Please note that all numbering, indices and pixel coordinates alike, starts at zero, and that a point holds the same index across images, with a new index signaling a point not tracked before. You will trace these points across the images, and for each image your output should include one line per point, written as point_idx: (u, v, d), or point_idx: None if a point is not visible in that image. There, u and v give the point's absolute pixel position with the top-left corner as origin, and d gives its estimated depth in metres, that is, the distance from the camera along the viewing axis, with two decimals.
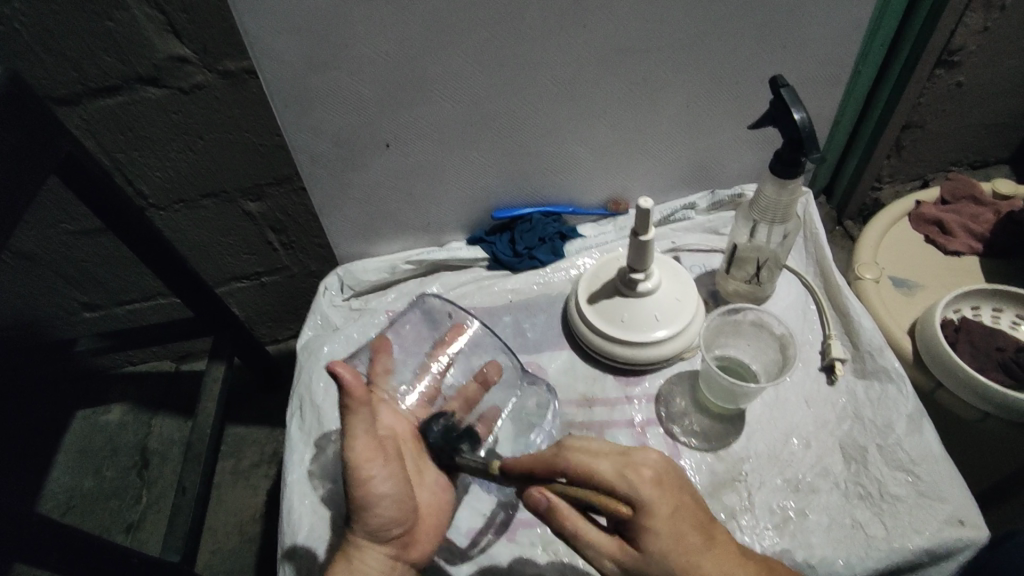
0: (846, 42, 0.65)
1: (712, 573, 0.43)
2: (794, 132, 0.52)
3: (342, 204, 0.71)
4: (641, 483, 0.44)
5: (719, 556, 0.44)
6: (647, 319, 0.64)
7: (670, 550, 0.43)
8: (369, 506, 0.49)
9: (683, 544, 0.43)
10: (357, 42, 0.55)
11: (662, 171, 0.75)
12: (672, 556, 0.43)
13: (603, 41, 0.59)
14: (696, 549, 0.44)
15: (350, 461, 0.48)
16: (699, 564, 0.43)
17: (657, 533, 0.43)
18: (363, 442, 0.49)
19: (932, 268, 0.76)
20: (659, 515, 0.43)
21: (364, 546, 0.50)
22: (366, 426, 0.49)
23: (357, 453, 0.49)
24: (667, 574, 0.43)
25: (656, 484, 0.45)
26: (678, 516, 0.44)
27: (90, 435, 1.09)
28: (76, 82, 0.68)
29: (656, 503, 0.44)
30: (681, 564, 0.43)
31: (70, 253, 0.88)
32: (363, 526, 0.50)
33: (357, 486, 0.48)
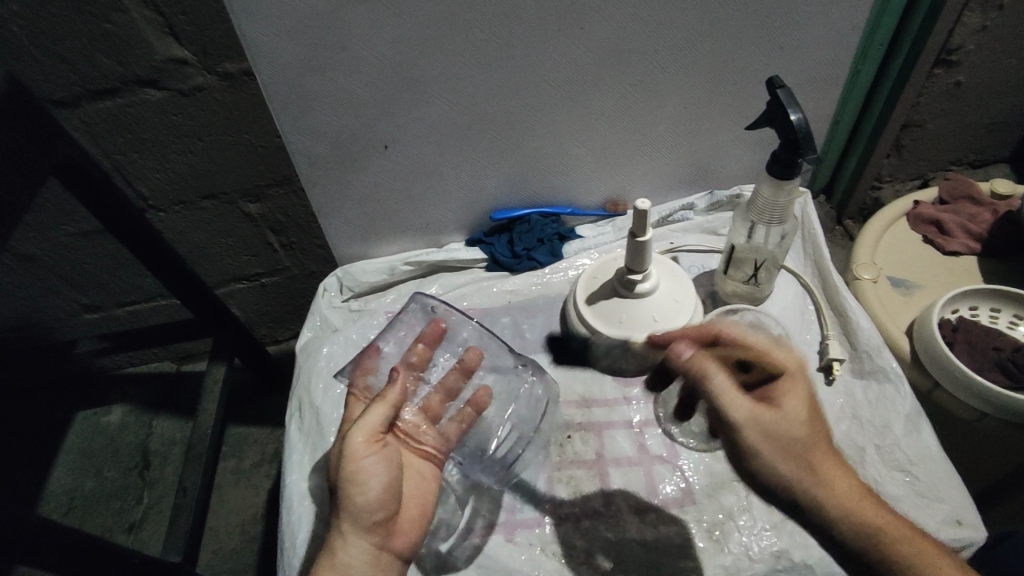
0: (844, 42, 0.65)
1: (833, 467, 0.45)
2: (790, 134, 0.52)
3: (342, 206, 0.72)
4: (793, 355, 0.49)
5: (838, 457, 0.46)
6: (645, 320, 0.64)
7: (806, 416, 0.46)
8: (359, 492, 0.48)
9: (820, 418, 0.47)
10: (354, 45, 0.55)
11: (660, 171, 0.75)
12: (804, 424, 0.46)
13: (601, 42, 0.59)
14: (822, 435, 0.46)
15: (354, 445, 0.49)
16: (825, 452, 0.46)
17: (797, 400, 0.47)
18: (372, 431, 0.50)
19: (929, 267, 0.76)
20: (803, 385, 0.47)
21: (346, 534, 0.49)
22: (381, 416, 0.51)
23: (361, 438, 0.49)
24: (797, 440, 0.46)
25: (802, 369, 0.49)
26: (815, 398, 0.47)
27: (92, 436, 1.09)
28: (76, 85, 0.68)
29: (802, 378, 0.48)
30: (807, 438, 0.46)
31: (72, 254, 0.89)
32: (348, 507, 0.49)
33: (355, 470, 0.48)
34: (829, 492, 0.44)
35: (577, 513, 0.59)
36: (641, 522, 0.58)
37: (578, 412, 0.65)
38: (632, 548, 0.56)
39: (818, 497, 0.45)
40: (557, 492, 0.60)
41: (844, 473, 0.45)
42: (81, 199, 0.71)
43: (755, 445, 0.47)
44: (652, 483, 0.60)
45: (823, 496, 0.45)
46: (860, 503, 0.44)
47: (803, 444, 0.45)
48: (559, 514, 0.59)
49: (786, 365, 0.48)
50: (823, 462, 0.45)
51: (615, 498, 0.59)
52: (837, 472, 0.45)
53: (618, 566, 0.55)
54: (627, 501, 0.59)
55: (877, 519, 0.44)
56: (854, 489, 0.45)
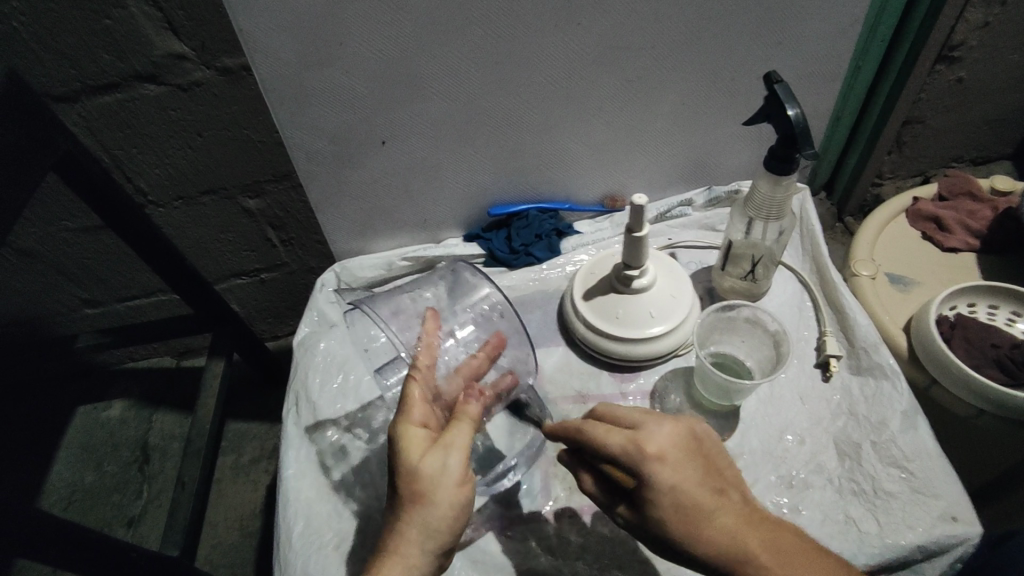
0: (844, 38, 0.65)
1: (708, 543, 0.42)
2: (787, 129, 0.52)
3: (340, 201, 0.72)
4: (642, 454, 0.43)
5: (724, 527, 0.42)
6: (642, 316, 0.64)
7: (669, 513, 0.42)
8: (453, 514, 0.46)
9: (685, 510, 0.42)
10: (350, 41, 0.55)
11: (659, 167, 0.75)
12: (672, 522, 0.42)
13: (599, 37, 0.59)
14: (697, 522, 0.42)
15: (457, 465, 0.47)
16: (694, 537, 0.42)
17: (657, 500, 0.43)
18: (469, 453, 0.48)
19: (928, 264, 0.76)
20: (658, 483, 0.42)
21: (421, 552, 0.45)
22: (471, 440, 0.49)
23: (461, 464, 0.47)
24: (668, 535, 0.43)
25: (655, 461, 0.43)
26: (680, 489, 0.42)
27: (92, 431, 1.10)
28: (74, 80, 0.68)
29: (655, 474, 0.43)
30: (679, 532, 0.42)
31: (71, 249, 0.89)
32: (435, 532, 0.46)
33: (456, 490, 0.46)
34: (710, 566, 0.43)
35: (573, 509, 0.59)
36: None
37: (575, 408, 0.65)
38: (628, 543, 0.56)
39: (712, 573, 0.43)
40: (553, 487, 0.60)
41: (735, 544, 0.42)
42: (75, 192, 0.70)
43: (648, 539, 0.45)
44: None
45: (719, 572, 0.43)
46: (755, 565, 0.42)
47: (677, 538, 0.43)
48: (555, 509, 0.59)
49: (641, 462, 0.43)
50: (703, 547, 0.42)
51: None
52: (723, 550, 0.42)
53: (613, 562, 0.55)
54: None
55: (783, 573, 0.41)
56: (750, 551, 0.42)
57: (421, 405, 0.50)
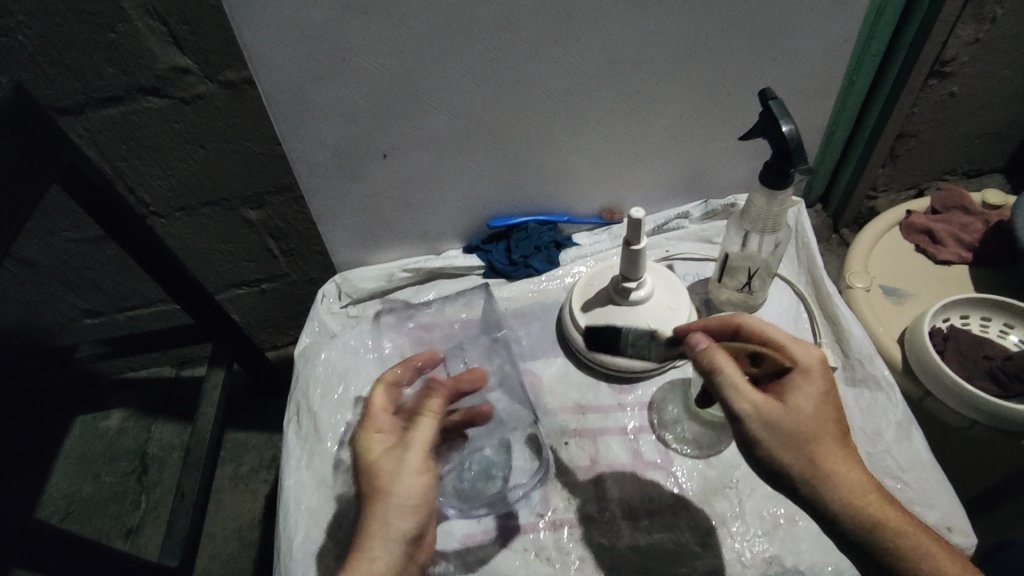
0: (836, 55, 0.66)
1: (836, 455, 0.43)
2: (782, 144, 0.53)
3: (341, 213, 0.72)
4: (811, 355, 0.47)
5: (847, 450, 0.43)
6: (640, 327, 0.64)
7: (812, 412, 0.43)
8: (411, 506, 0.46)
9: (836, 415, 0.44)
10: (352, 55, 0.56)
11: (656, 180, 0.76)
12: (815, 416, 0.43)
13: (596, 52, 0.60)
14: (831, 430, 0.43)
15: (414, 459, 0.47)
16: (829, 443, 0.43)
17: (805, 395, 0.44)
18: (428, 445, 0.49)
19: (922, 276, 0.77)
20: (814, 383, 0.45)
21: (388, 546, 0.45)
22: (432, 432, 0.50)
23: (417, 456, 0.48)
24: (798, 431, 0.43)
25: (821, 366, 0.46)
26: (829, 398, 0.45)
27: (90, 440, 1.10)
28: (79, 93, 0.69)
29: (813, 376, 0.45)
30: (813, 432, 0.43)
31: (73, 259, 0.89)
32: (401, 525, 0.46)
33: (412, 483, 0.47)
34: (829, 475, 0.42)
35: (571, 520, 0.59)
36: (635, 529, 0.58)
37: (573, 419, 0.66)
38: (626, 553, 0.57)
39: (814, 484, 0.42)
40: (551, 499, 0.60)
41: (849, 464, 0.43)
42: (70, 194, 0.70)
43: (762, 439, 0.43)
44: (647, 490, 0.60)
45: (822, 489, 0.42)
46: (865, 494, 0.42)
47: (807, 437, 0.43)
48: (554, 519, 0.59)
49: (801, 360, 0.46)
50: (827, 460, 0.42)
51: (609, 504, 0.60)
52: (840, 464, 0.42)
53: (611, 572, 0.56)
54: (620, 508, 0.60)
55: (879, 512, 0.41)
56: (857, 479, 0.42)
57: (383, 413, 0.52)
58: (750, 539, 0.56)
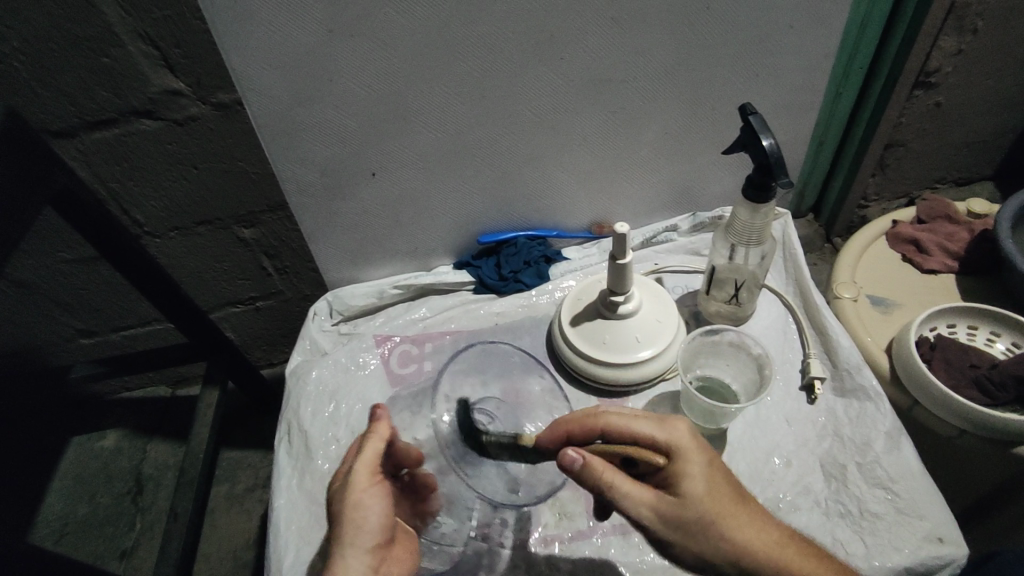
0: (818, 69, 0.67)
1: (740, 529, 0.44)
2: (763, 159, 0.53)
3: (332, 231, 0.73)
4: (679, 431, 0.47)
5: (746, 522, 0.45)
6: (629, 340, 0.65)
7: (706, 497, 0.44)
8: (362, 522, 0.49)
9: (721, 491, 0.45)
10: (340, 77, 0.57)
11: (644, 194, 0.77)
12: (709, 502, 0.44)
13: (581, 70, 0.61)
14: (727, 506, 0.45)
15: (357, 477, 0.50)
16: (730, 520, 0.44)
17: (695, 483, 0.44)
18: (375, 461, 0.51)
19: (909, 285, 0.77)
20: (697, 462, 0.45)
21: (350, 560, 0.48)
22: (378, 448, 0.51)
23: (361, 473, 0.50)
24: (701, 521, 0.44)
25: (692, 440, 0.46)
26: (711, 474, 0.45)
27: (85, 461, 1.10)
28: (73, 116, 0.70)
29: (694, 457, 0.45)
30: (712, 518, 0.44)
31: (67, 280, 0.90)
32: (353, 539, 0.48)
33: (359, 501, 0.49)
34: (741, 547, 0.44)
35: (562, 535, 0.59)
36: (626, 543, 0.58)
37: None
38: (617, 569, 0.57)
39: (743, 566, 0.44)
40: (542, 514, 0.60)
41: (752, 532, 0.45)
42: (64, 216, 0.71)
43: (672, 536, 0.44)
44: None
45: (744, 562, 0.44)
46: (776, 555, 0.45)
47: (710, 524, 0.44)
48: (545, 535, 0.59)
49: (675, 443, 0.46)
50: (732, 535, 0.44)
51: (600, 519, 0.60)
52: (747, 538, 0.44)
53: None
54: (611, 522, 0.59)
55: (793, 565, 0.44)
56: (766, 535, 0.45)
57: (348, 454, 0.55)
58: None
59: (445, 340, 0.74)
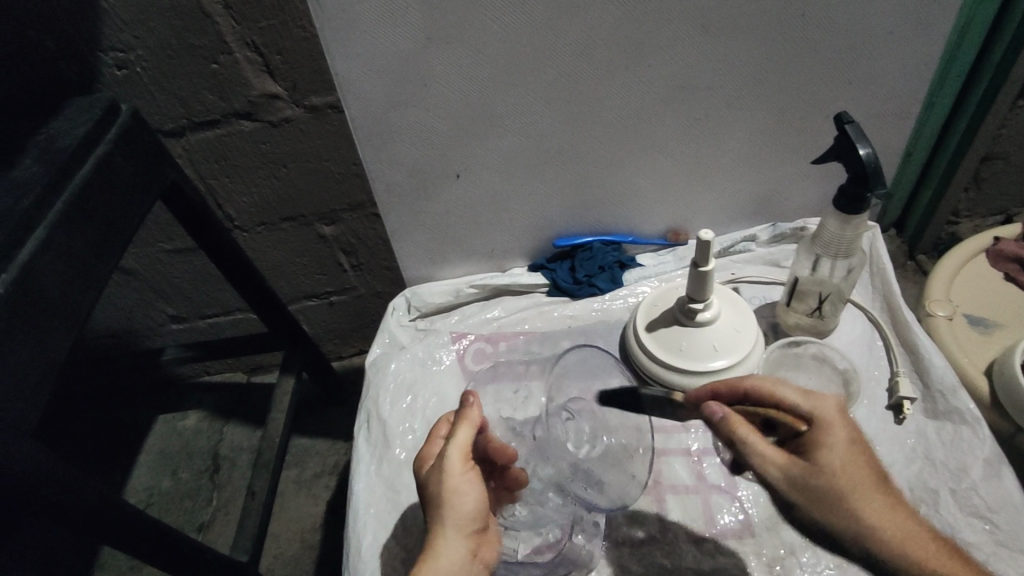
0: (918, 78, 0.65)
1: (873, 509, 0.43)
2: (859, 168, 0.52)
3: (414, 231, 0.76)
4: (825, 404, 0.46)
5: (881, 506, 0.44)
6: (706, 349, 0.64)
7: (849, 470, 0.44)
8: (460, 504, 0.50)
9: (859, 471, 0.44)
10: (433, 82, 0.60)
11: (722, 202, 0.76)
12: (848, 471, 0.44)
13: (666, 78, 0.61)
14: (864, 483, 0.44)
15: (452, 462, 0.51)
16: (864, 498, 0.43)
17: (835, 452, 0.44)
18: (466, 448, 0.52)
19: (1010, 307, 0.73)
20: (839, 436, 0.45)
21: (451, 541, 0.49)
22: (468, 435, 0.53)
23: (455, 458, 0.52)
24: (834, 495, 0.43)
25: (840, 414, 0.46)
26: (854, 445, 0.45)
27: (169, 439, 1.18)
28: (182, 117, 0.76)
29: (838, 426, 0.45)
30: (848, 492, 0.43)
31: (165, 269, 0.97)
32: (451, 520, 0.49)
33: (456, 485, 0.50)
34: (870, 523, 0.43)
35: (633, 537, 0.59)
36: (698, 552, 0.58)
37: None
38: None
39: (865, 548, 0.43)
40: (613, 515, 0.60)
41: (888, 515, 0.43)
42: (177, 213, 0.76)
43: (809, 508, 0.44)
44: (710, 513, 0.60)
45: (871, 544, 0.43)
46: (912, 547, 0.43)
47: (844, 497, 0.43)
48: (616, 537, 0.59)
49: (822, 414, 0.46)
50: (868, 510, 0.43)
51: (672, 526, 0.59)
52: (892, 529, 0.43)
53: None
54: (683, 531, 0.59)
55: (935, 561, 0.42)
56: (909, 530, 0.43)
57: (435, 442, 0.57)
58: (822, 571, 0.55)
59: (519, 341, 0.76)
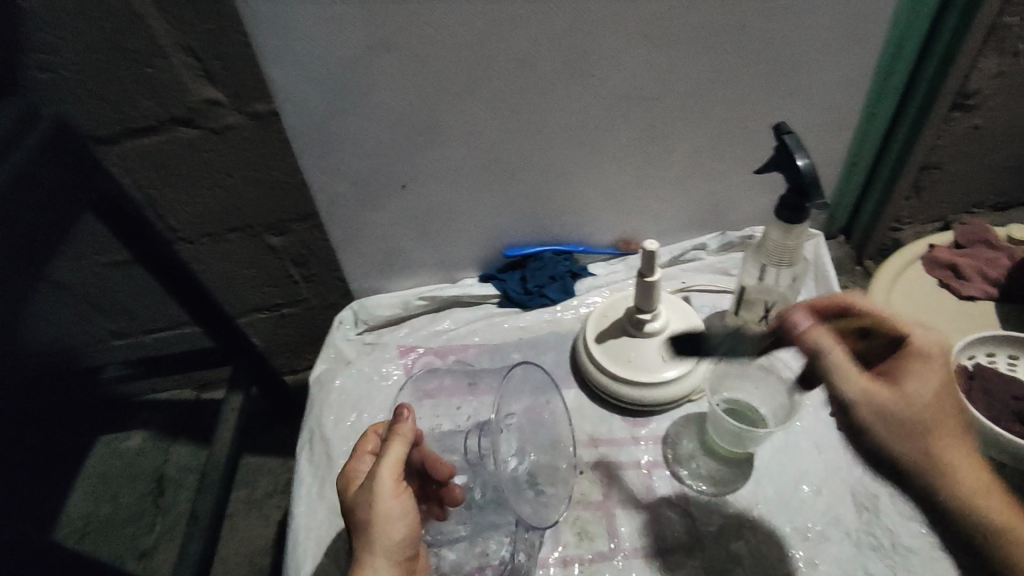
0: (855, 91, 0.67)
1: (954, 449, 0.42)
2: (797, 179, 0.52)
3: (361, 242, 0.74)
4: (931, 339, 0.45)
5: (964, 450, 0.42)
6: (654, 359, 0.64)
7: (931, 399, 0.43)
8: (390, 529, 0.49)
9: (948, 409, 0.43)
10: (375, 90, 0.58)
11: (671, 211, 0.76)
12: (940, 406, 0.42)
13: (611, 88, 0.61)
14: (951, 423, 0.42)
15: (384, 484, 0.50)
16: (949, 437, 0.42)
17: (926, 383, 0.43)
18: (398, 467, 0.51)
19: (944, 312, 0.76)
20: (935, 370, 0.44)
21: (379, 568, 0.48)
22: (401, 453, 0.51)
23: (387, 478, 0.50)
24: (920, 423, 0.42)
25: (940, 354, 0.45)
26: (950, 390, 0.43)
27: (109, 461, 1.12)
28: (115, 124, 0.72)
29: (936, 362, 0.44)
30: (931, 422, 0.42)
31: (101, 283, 0.92)
32: (379, 547, 0.49)
33: (385, 509, 0.49)
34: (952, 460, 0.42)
35: (582, 555, 0.58)
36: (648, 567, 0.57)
37: (587, 452, 0.65)
38: None
39: (935, 487, 0.42)
40: (562, 533, 0.60)
41: (967, 464, 0.42)
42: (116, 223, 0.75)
43: (879, 435, 0.43)
44: (659, 527, 0.59)
45: (945, 484, 0.41)
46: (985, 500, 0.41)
47: (927, 427, 0.42)
48: (565, 555, 0.58)
49: (924, 345, 0.45)
50: (945, 447, 0.42)
51: (622, 541, 0.59)
52: (962, 465, 0.42)
53: None
54: (633, 546, 0.58)
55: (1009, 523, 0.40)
56: (983, 485, 0.42)
57: (366, 456, 0.55)
58: None
59: (469, 355, 0.75)
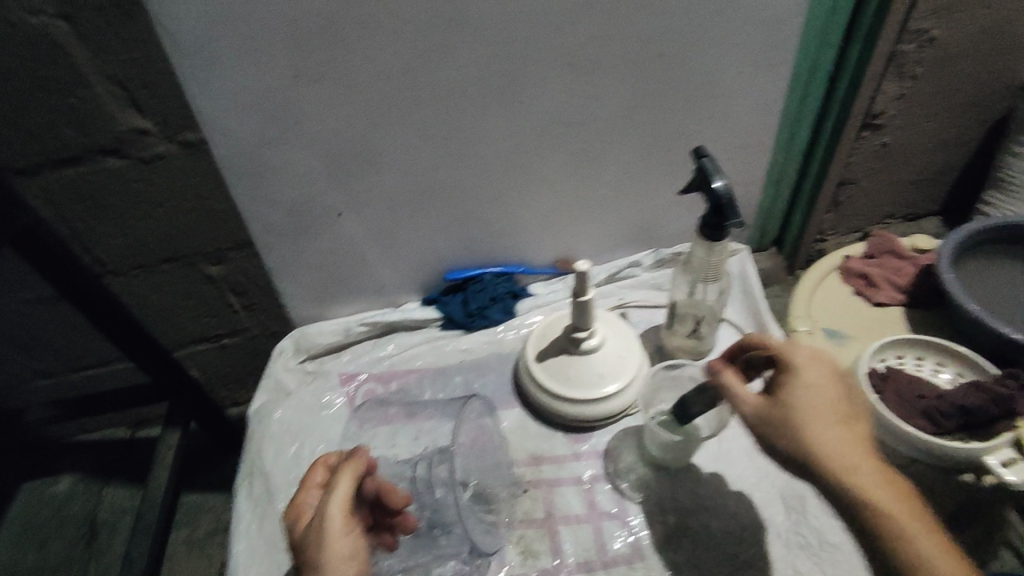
0: (768, 116, 0.72)
1: (831, 442, 0.46)
2: (715, 200, 0.56)
3: (301, 269, 0.73)
4: (801, 352, 0.50)
5: (842, 441, 0.47)
6: (592, 377, 0.66)
7: (804, 405, 0.48)
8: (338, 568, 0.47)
9: (827, 409, 0.48)
10: (308, 120, 0.58)
11: (606, 231, 0.79)
12: (813, 408, 0.48)
13: (541, 115, 0.63)
14: (827, 420, 0.47)
15: (332, 521, 0.49)
16: (825, 432, 0.47)
17: (798, 391, 0.49)
18: (347, 502, 0.50)
19: (860, 318, 0.81)
20: (807, 377, 0.49)
21: None
22: (349, 488, 0.51)
23: (335, 514, 0.49)
24: (793, 425, 0.48)
25: (813, 362, 0.50)
26: (820, 389, 0.48)
27: (35, 508, 1.05)
28: (36, 155, 0.69)
29: (809, 370, 0.49)
30: (805, 421, 0.47)
31: (23, 319, 0.87)
32: None
33: (333, 544, 0.48)
34: (831, 455, 0.46)
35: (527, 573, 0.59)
36: None
37: (531, 471, 0.66)
38: None
39: (828, 485, 0.46)
40: (507, 553, 0.60)
41: (848, 451, 0.46)
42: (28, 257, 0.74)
43: (764, 439, 0.49)
44: (603, 541, 0.60)
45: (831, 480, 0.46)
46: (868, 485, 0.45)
47: (800, 429, 0.47)
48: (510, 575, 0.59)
49: (796, 359, 0.50)
50: (821, 439, 0.47)
51: (566, 557, 0.60)
52: (836, 453, 0.46)
53: None
54: (578, 561, 0.59)
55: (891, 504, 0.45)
56: (865, 473, 0.46)
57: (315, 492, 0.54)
58: None
59: (413, 380, 0.75)
